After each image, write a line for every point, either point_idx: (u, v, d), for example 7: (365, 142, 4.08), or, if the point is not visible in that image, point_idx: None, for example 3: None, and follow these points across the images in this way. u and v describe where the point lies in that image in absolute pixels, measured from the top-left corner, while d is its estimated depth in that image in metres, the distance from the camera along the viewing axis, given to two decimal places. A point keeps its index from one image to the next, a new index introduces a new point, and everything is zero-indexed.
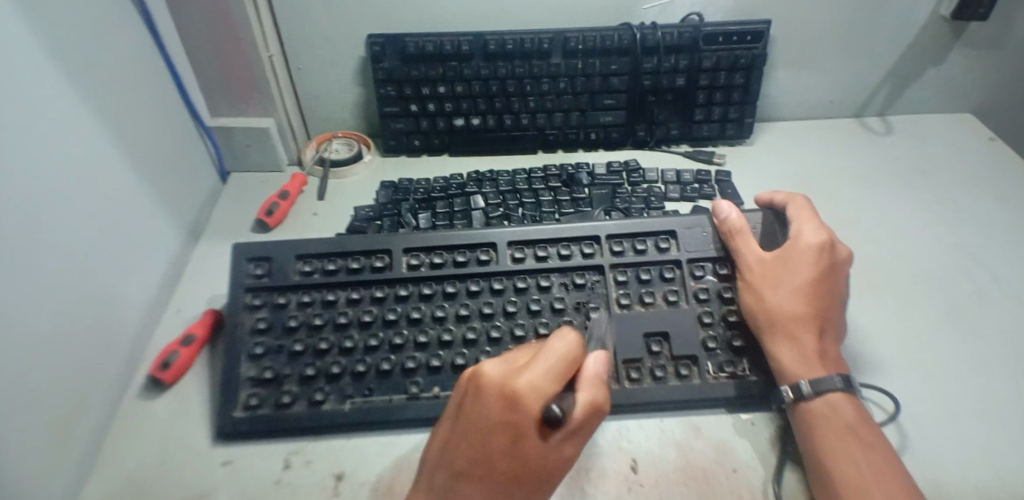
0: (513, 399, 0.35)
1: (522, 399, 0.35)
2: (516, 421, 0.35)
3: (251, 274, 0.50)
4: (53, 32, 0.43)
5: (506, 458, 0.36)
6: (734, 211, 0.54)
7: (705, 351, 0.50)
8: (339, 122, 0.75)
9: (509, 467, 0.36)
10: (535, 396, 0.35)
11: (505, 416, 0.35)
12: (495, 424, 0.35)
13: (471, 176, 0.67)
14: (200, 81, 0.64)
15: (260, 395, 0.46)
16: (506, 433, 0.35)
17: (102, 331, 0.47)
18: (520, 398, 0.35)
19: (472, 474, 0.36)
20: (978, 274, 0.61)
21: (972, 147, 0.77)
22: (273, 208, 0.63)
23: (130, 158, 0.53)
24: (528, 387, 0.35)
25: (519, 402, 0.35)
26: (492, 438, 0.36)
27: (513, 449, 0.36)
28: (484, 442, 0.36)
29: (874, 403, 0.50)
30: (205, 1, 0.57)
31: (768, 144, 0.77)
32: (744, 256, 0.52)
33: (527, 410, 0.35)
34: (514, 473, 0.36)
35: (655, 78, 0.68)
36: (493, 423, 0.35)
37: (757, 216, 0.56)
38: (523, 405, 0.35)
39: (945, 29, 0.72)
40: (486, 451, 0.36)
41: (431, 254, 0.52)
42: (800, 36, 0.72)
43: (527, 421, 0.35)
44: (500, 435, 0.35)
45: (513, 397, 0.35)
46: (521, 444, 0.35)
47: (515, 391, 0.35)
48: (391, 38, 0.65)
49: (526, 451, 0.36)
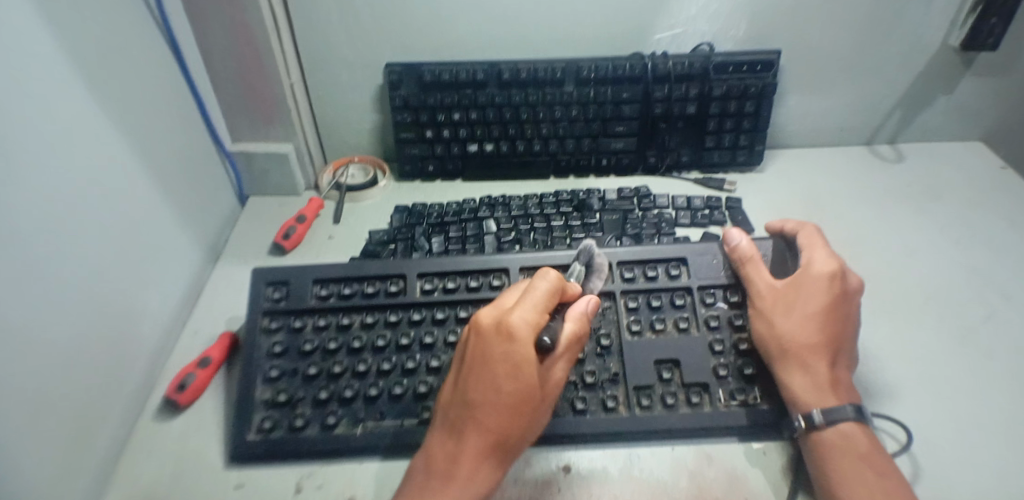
0: (510, 331, 0.40)
1: (518, 329, 0.40)
2: (514, 354, 0.39)
3: (269, 297, 0.51)
4: (83, 61, 0.45)
5: (512, 389, 0.39)
6: (745, 238, 0.54)
7: (716, 379, 0.50)
8: (355, 147, 0.76)
9: (515, 396, 0.39)
10: (528, 327, 0.40)
11: (504, 347, 0.39)
12: (497, 358, 0.40)
13: (483, 200, 0.68)
14: (224, 108, 0.67)
15: (274, 417, 0.47)
16: (509, 365, 0.39)
17: (120, 351, 0.48)
18: (514, 329, 0.40)
19: (484, 410, 0.40)
20: (996, 303, 0.60)
21: (985, 174, 0.77)
22: (290, 231, 0.65)
23: (152, 180, 0.54)
24: (522, 320, 0.40)
25: (514, 334, 0.40)
26: (497, 370, 0.39)
27: (516, 378, 0.39)
28: (491, 377, 0.40)
29: (887, 433, 0.49)
30: (230, 30, 0.60)
31: (779, 171, 0.77)
32: (756, 283, 0.52)
33: (524, 337, 0.40)
34: (519, 401, 0.40)
35: (666, 106, 0.69)
36: (495, 355, 0.40)
37: (768, 243, 0.56)
38: (518, 337, 0.40)
39: (956, 58, 0.73)
40: (493, 384, 0.39)
41: (443, 278, 0.53)
42: (810, 65, 0.73)
43: (524, 351, 0.39)
44: (504, 368, 0.39)
45: (508, 331, 0.40)
46: (521, 372, 0.39)
47: (509, 325, 0.40)
48: (408, 66, 0.67)
49: (527, 380, 0.40)
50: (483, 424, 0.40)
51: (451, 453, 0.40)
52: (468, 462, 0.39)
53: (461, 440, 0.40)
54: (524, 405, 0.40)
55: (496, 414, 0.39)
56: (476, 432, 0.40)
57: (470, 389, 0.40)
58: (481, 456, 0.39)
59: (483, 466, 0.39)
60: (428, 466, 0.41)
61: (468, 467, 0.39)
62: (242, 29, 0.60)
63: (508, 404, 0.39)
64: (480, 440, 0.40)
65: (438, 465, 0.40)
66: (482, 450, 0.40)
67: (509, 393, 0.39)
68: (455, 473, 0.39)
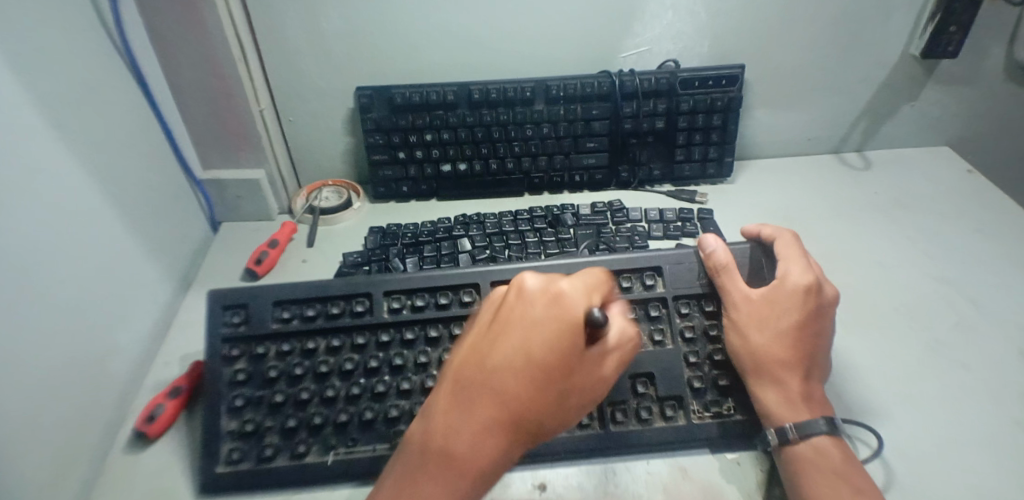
0: (557, 299, 0.36)
1: (567, 299, 0.36)
2: (555, 323, 0.36)
3: (227, 322, 0.49)
4: (47, 98, 0.45)
5: (547, 363, 0.35)
6: (721, 244, 0.53)
7: (691, 391, 0.51)
8: (329, 170, 0.77)
9: (549, 373, 0.35)
10: (579, 301, 0.36)
11: (547, 314, 0.36)
12: (535, 325, 0.36)
13: (458, 219, 0.68)
14: (193, 135, 0.67)
15: (241, 448, 0.46)
16: (545, 333, 0.36)
17: (87, 387, 0.48)
18: (562, 299, 0.36)
19: (506, 377, 0.35)
20: (963, 306, 0.61)
21: (952, 180, 0.79)
22: (262, 257, 0.65)
23: (121, 212, 0.55)
24: (572, 292, 0.37)
25: (560, 302, 0.36)
26: (535, 339, 0.36)
27: (554, 351, 0.35)
28: (525, 344, 0.36)
29: (859, 440, 0.49)
30: (198, 59, 0.60)
31: (750, 182, 0.78)
32: (731, 293, 0.51)
33: (573, 310, 0.36)
34: (550, 376, 0.35)
35: (635, 122, 0.70)
36: (535, 323, 0.36)
37: (745, 248, 0.55)
38: (566, 306, 0.36)
39: (916, 68, 0.75)
40: (525, 352, 0.36)
41: (411, 296, 0.52)
42: (774, 78, 0.74)
43: (569, 322, 0.36)
44: (541, 335, 0.36)
45: (555, 298, 0.36)
46: (561, 345, 0.35)
47: (556, 294, 0.36)
48: (379, 89, 0.68)
49: (566, 356, 0.36)
50: (500, 394, 0.35)
51: (455, 423, 0.35)
52: (472, 438, 0.35)
53: (467, 408, 0.35)
54: (550, 384, 0.36)
55: (520, 386, 0.35)
56: (490, 401, 0.35)
57: (496, 351, 0.36)
58: (487, 435, 0.35)
59: (488, 443, 0.35)
60: (428, 435, 0.36)
61: (470, 437, 0.35)
62: (210, 58, 0.61)
63: (535, 378, 0.35)
64: (491, 414, 0.35)
65: (436, 442, 0.35)
66: (491, 425, 0.35)
67: (543, 366, 0.35)
68: (454, 448, 0.35)
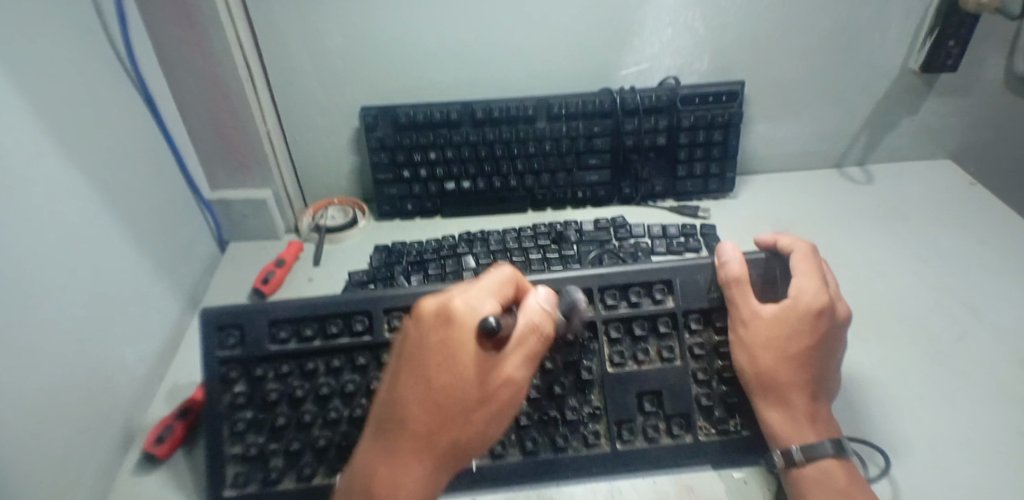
0: (446, 318, 0.37)
1: (455, 316, 0.37)
2: (449, 342, 0.37)
3: (223, 344, 0.49)
4: (59, 124, 0.46)
5: (445, 384, 0.37)
6: (737, 255, 0.51)
7: (698, 407, 0.50)
8: (335, 189, 0.78)
9: (455, 393, 0.37)
10: (467, 316, 0.37)
11: (439, 335, 0.37)
12: (431, 349, 0.37)
13: (462, 236, 0.69)
14: (201, 157, 0.68)
15: (247, 472, 0.47)
16: (439, 355, 0.37)
17: (97, 407, 0.48)
18: (450, 317, 0.37)
19: (411, 406, 0.37)
20: (968, 320, 0.61)
21: (954, 191, 0.79)
22: (269, 276, 0.65)
23: (130, 233, 0.56)
24: (462, 306, 0.38)
25: (448, 320, 0.37)
26: (431, 360, 0.37)
27: (451, 371, 0.37)
28: (422, 369, 0.37)
29: (865, 458, 0.49)
30: (205, 82, 0.62)
31: (751, 197, 0.79)
32: (740, 309, 0.50)
33: (460, 328, 0.37)
34: (451, 394, 0.37)
35: (637, 138, 0.71)
36: (429, 345, 0.37)
37: (762, 260, 0.53)
38: (456, 323, 0.37)
39: (915, 80, 0.75)
40: (422, 379, 0.37)
41: (412, 313, 0.51)
42: (774, 94, 0.75)
43: (459, 341, 0.37)
44: (437, 358, 0.37)
45: (445, 315, 0.37)
46: (457, 363, 0.37)
47: (445, 311, 0.37)
48: (383, 109, 0.69)
49: (465, 372, 0.37)
50: (409, 423, 0.37)
51: (380, 456, 0.38)
52: (398, 467, 0.37)
53: (388, 438, 0.38)
54: (456, 402, 0.37)
55: (426, 408, 0.37)
56: (403, 431, 0.37)
57: (400, 381, 0.38)
58: (411, 460, 0.37)
59: (413, 470, 0.37)
60: (361, 469, 0.38)
61: (398, 469, 0.37)
62: (216, 81, 0.62)
63: (437, 401, 0.37)
64: (407, 440, 0.37)
65: (369, 478, 0.37)
66: (414, 451, 0.37)
67: (444, 387, 0.37)
68: (384, 481, 0.37)
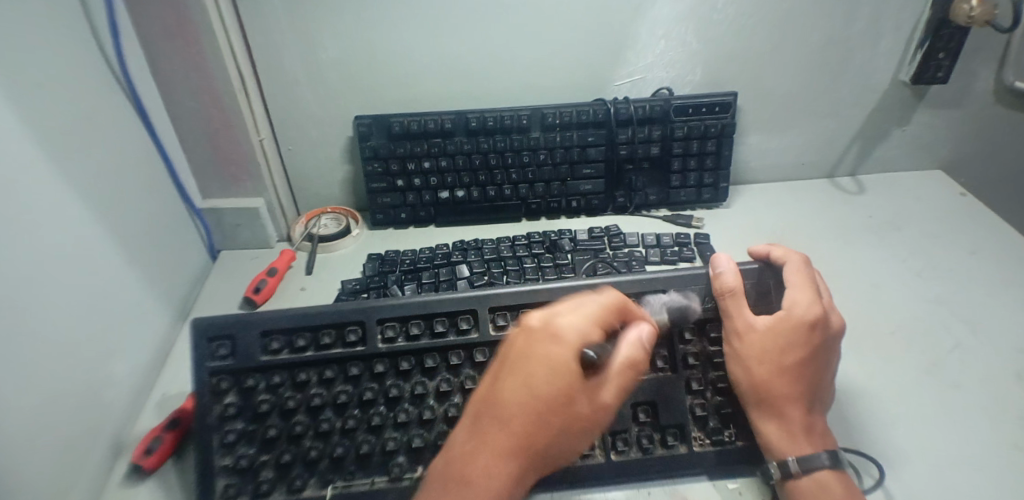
0: (555, 335, 0.40)
1: (563, 334, 0.40)
2: (558, 359, 0.39)
3: (214, 354, 0.48)
4: (48, 133, 0.46)
5: (546, 396, 0.39)
6: (732, 267, 0.51)
7: (692, 417, 0.50)
8: (328, 198, 0.78)
9: (552, 407, 0.39)
10: (573, 335, 0.40)
11: (549, 350, 0.40)
12: (538, 361, 0.40)
13: (456, 245, 0.69)
14: (193, 166, 0.68)
15: (237, 484, 0.46)
16: (544, 368, 0.39)
17: (85, 420, 0.48)
18: (560, 334, 0.40)
19: (511, 412, 0.39)
20: (959, 329, 0.61)
21: (944, 201, 0.80)
22: (261, 285, 0.65)
23: (120, 243, 0.55)
24: (569, 326, 0.41)
25: (558, 336, 0.40)
26: (536, 372, 0.39)
27: (555, 385, 0.39)
28: (527, 378, 0.40)
29: (858, 468, 0.49)
30: (197, 91, 0.62)
31: (744, 206, 0.79)
32: (735, 320, 0.50)
33: (566, 346, 0.40)
34: (551, 407, 0.39)
35: (630, 148, 0.71)
36: (537, 357, 0.40)
37: (754, 270, 0.53)
38: (563, 341, 0.40)
39: (906, 92, 0.76)
40: (528, 388, 0.39)
41: (406, 323, 0.51)
42: (766, 105, 0.75)
43: (566, 358, 0.39)
44: (541, 371, 0.39)
45: (555, 333, 0.40)
46: (561, 379, 0.39)
47: (556, 328, 0.41)
48: (377, 118, 0.69)
49: (566, 388, 0.39)
50: (505, 426, 0.39)
51: (467, 453, 0.39)
52: (483, 469, 0.39)
53: (480, 438, 0.39)
54: (552, 416, 0.39)
55: (526, 415, 0.39)
56: (497, 432, 0.39)
57: (503, 384, 0.40)
58: (498, 464, 0.39)
59: (499, 470, 0.39)
60: (446, 463, 0.40)
61: (484, 470, 0.39)
62: (209, 90, 0.62)
63: (534, 412, 0.39)
64: (500, 441, 0.39)
65: (450, 475, 0.39)
66: (503, 454, 0.39)
67: (546, 398, 0.39)
68: (469, 481, 0.38)
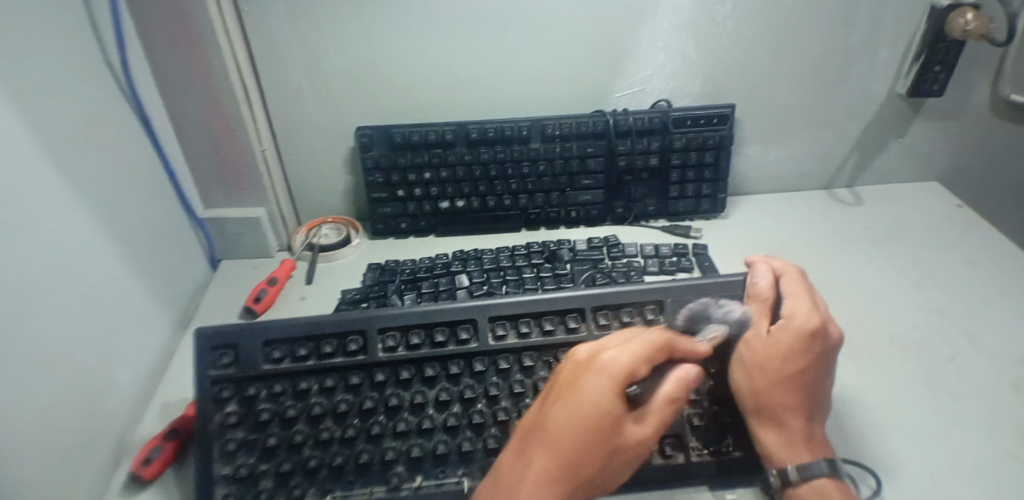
0: (609, 372, 0.38)
1: (616, 372, 0.38)
2: (607, 398, 0.38)
3: (218, 363, 0.49)
4: (53, 142, 0.46)
5: (596, 429, 0.37)
6: (767, 280, 0.53)
7: (690, 428, 0.50)
8: (329, 207, 0.78)
9: (597, 441, 0.38)
10: (625, 372, 0.38)
11: (604, 388, 0.38)
12: (588, 397, 0.38)
13: (456, 254, 0.69)
14: (196, 175, 0.68)
15: (235, 493, 0.45)
16: (595, 400, 0.38)
17: (85, 430, 0.48)
18: (610, 371, 0.38)
19: (560, 439, 0.38)
20: (956, 340, 0.62)
21: (940, 212, 0.80)
22: (261, 295, 0.65)
23: (122, 251, 0.55)
24: (621, 361, 0.39)
25: (612, 375, 0.38)
26: (589, 406, 0.38)
27: (604, 422, 0.38)
28: (579, 409, 0.38)
29: (857, 479, 0.49)
30: (201, 101, 0.62)
31: (743, 217, 0.79)
32: (740, 330, 0.51)
33: (617, 384, 0.38)
34: (601, 430, 0.38)
35: (630, 159, 0.72)
36: (592, 394, 0.38)
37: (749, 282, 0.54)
38: (616, 379, 0.38)
39: (902, 105, 0.77)
40: (579, 411, 0.38)
41: (407, 333, 0.51)
42: (764, 117, 0.76)
43: (613, 397, 0.38)
44: (591, 406, 0.38)
45: (606, 370, 0.39)
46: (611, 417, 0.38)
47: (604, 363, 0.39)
48: (380, 128, 0.70)
49: (614, 422, 0.38)
50: (552, 449, 0.38)
51: (516, 474, 0.38)
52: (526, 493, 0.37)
53: (525, 459, 0.38)
54: (596, 449, 0.38)
55: (573, 445, 0.37)
56: (542, 455, 0.38)
57: (552, 412, 0.39)
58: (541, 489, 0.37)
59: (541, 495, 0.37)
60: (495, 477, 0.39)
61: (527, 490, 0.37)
62: (212, 100, 0.62)
63: (581, 443, 0.37)
64: (546, 464, 0.37)
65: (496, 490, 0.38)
66: (543, 478, 0.37)
67: (593, 433, 0.37)
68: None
